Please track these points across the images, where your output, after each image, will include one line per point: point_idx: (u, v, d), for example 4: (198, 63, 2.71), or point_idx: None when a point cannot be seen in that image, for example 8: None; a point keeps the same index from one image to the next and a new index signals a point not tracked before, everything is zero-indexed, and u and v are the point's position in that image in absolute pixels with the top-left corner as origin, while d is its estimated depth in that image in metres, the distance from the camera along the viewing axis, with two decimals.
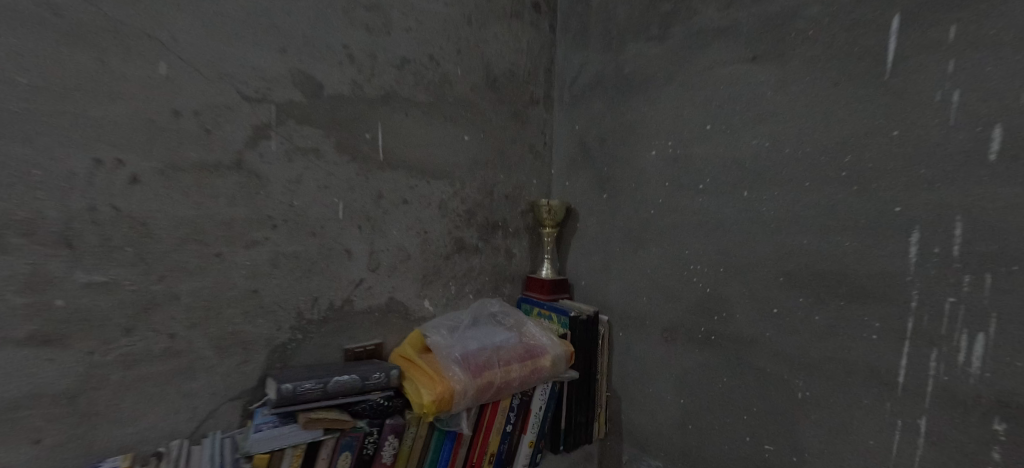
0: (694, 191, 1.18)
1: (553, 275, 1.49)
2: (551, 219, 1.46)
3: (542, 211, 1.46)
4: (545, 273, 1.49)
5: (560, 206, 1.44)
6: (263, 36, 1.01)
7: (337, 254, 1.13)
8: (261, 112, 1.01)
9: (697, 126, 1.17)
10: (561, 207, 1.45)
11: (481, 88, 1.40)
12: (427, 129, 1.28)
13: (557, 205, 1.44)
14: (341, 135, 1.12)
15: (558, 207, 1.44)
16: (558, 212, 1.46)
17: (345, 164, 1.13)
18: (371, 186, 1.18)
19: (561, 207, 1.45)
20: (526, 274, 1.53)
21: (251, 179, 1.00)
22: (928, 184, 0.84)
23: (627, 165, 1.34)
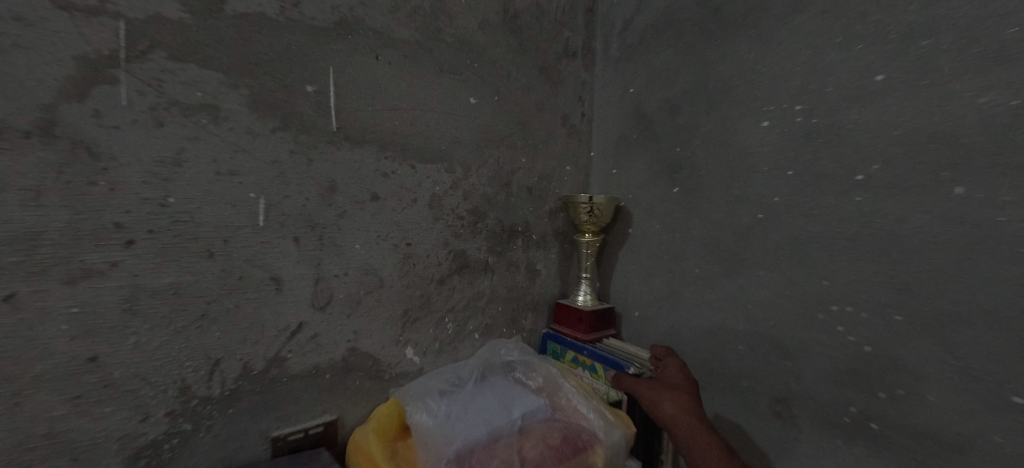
0: (846, 185, 0.70)
1: (594, 304, 1.03)
2: (593, 222, 1.00)
3: (580, 211, 0.99)
4: (582, 301, 1.03)
5: (607, 204, 0.97)
6: None
7: (254, 286, 0.68)
8: (97, 34, 0.56)
9: (857, 76, 0.70)
10: (608, 205, 0.98)
11: (496, 26, 0.93)
12: (411, 84, 0.81)
13: (604, 202, 0.97)
14: (260, 85, 0.67)
15: (605, 205, 0.98)
16: (603, 213, 0.99)
17: (267, 135, 0.67)
18: (316, 172, 0.72)
19: (609, 205, 0.98)
20: (553, 300, 1.07)
21: (78, 158, 0.56)
22: None
23: (716, 143, 0.86)
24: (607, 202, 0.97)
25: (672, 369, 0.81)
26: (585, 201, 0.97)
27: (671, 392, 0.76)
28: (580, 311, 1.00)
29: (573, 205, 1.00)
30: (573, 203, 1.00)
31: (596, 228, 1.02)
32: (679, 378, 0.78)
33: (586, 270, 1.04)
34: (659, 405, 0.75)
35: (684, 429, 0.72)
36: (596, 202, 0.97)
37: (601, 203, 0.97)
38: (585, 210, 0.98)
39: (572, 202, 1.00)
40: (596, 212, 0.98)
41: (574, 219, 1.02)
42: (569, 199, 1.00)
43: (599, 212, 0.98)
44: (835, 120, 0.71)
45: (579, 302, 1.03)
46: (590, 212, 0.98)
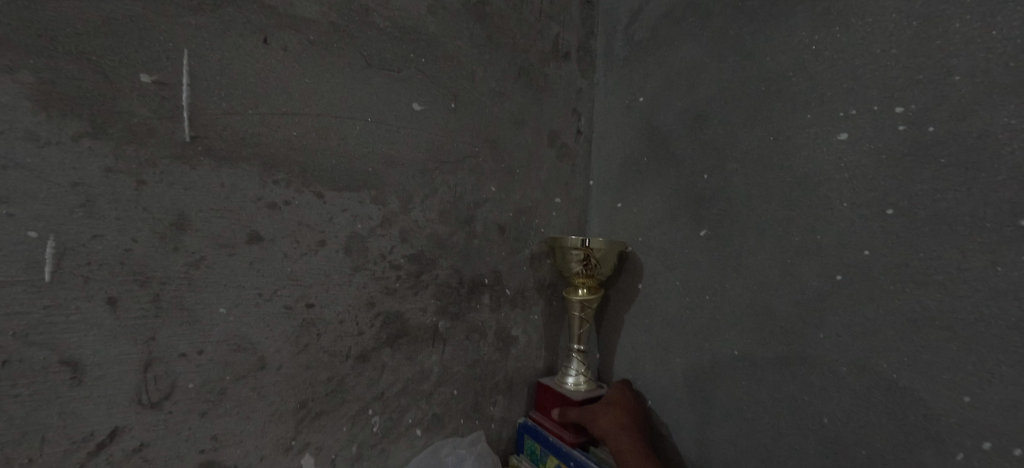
0: (1004, 234, 0.41)
1: (589, 389, 0.73)
2: (589, 274, 0.72)
3: (570, 258, 0.71)
4: (571, 384, 0.73)
5: (608, 248, 0.70)
6: None
7: (30, 374, 0.44)
8: None
9: (1012, 55, 0.41)
10: (610, 249, 0.70)
11: (455, 12, 0.69)
12: (320, 81, 0.57)
13: (604, 246, 0.70)
14: (54, 69, 0.44)
15: (606, 249, 0.70)
16: (603, 261, 0.71)
17: (63, 145, 0.45)
18: (151, 200, 0.48)
19: (611, 250, 0.70)
20: (536, 378, 0.78)
21: None
22: None
23: (763, 167, 0.58)
24: (608, 245, 0.70)
25: (615, 386, 0.70)
26: (577, 244, 0.70)
27: (610, 407, 0.64)
28: (568, 400, 0.70)
29: (561, 249, 0.72)
30: (561, 247, 0.72)
31: (593, 281, 0.73)
32: (622, 394, 0.68)
33: (578, 340, 0.74)
34: (594, 420, 0.63)
35: (618, 446, 0.59)
36: (594, 245, 0.69)
37: (600, 247, 0.70)
38: (578, 256, 0.70)
39: (559, 246, 0.72)
40: (593, 260, 0.70)
41: (562, 269, 0.74)
42: (556, 242, 0.73)
43: (597, 260, 0.70)
44: (971, 127, 0.43)
45: (568, 386, 0.73)
46: (585, 259, 0.70)
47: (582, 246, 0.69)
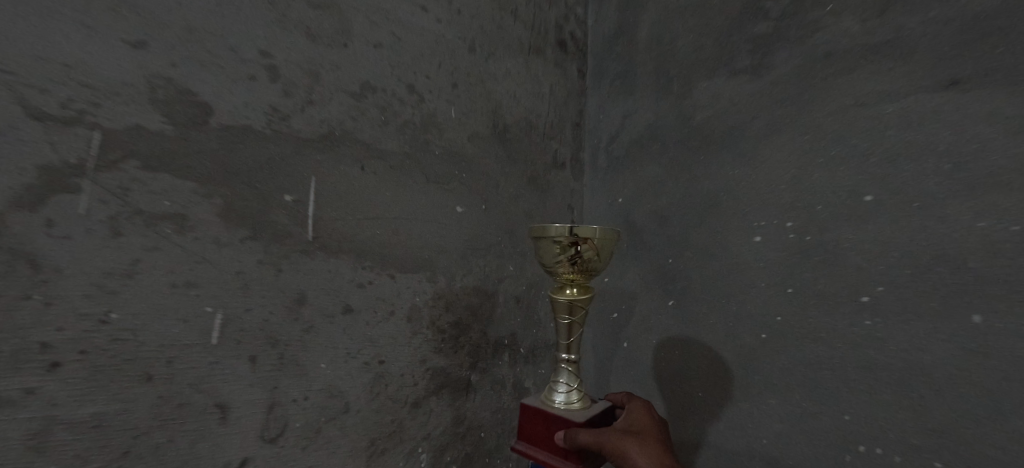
0: (853, 306, 0.67)
1: (584, 403, 0.72)
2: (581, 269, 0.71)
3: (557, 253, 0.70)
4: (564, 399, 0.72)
5: (601, 246, 0.69)
6: (100, 15, 0.55)
7: (194, 414, 0.60)
8: (65, 145, 0.52)
9: (845, 197, 0.70)
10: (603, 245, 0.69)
11: (486, 139, 0.93)
12: (397, 194, 0.79)
13: (597, 242, 0.68)
14: (235, 194, 0.63)
15: (599, 247, 0.69)
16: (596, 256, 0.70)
17: (235, 245, 0.63)
18: (284, 283, 0.67)
19: (604, 248, 0.69)
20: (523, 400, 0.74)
21: (15, 271, 0.50)
22: None
23: (710, 257, 0.84)
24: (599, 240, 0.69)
25: (633, 412, 0.69)
26: (567, 241, 0.68)
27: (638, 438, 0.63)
28: (571, 422, 0.67)
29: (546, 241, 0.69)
30: (546, 240, 0.70)
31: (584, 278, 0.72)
32: (644, 420, 0.68)
33: (567, 350, 0.75)
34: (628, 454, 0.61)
35: None
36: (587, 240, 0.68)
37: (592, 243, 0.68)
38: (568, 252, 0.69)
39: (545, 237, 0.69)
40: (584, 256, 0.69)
41: (548, 262, 0.72)
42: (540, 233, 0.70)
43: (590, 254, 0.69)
44: (828, 238, 0.71)
45: (559, 406, 0.72)
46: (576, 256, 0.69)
47: (571, 244, 0.68)
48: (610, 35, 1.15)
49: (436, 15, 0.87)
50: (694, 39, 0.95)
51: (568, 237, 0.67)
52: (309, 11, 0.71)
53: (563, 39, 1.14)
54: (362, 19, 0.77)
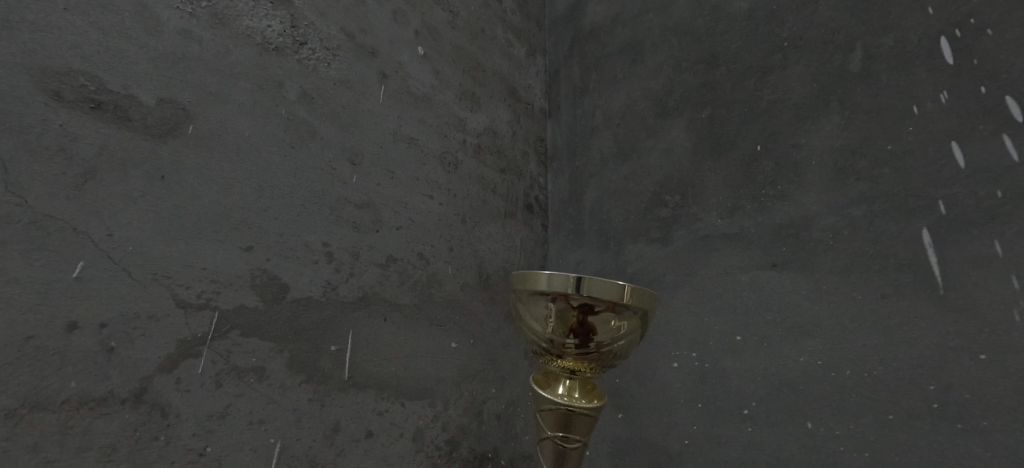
0: (738, 417, 1.00)
1: None
2: (588, 326, 0.69)
3: (558, 302, 0.69)
4: None
5: (612, 299, 0.66)
6: (229, 230, 0.81)
7: None
8: (197, 322, 0.75)
9: (725, 336, 1.06)
10: (620, 302, 0.67)
11: (473, 287, 1.21)
12: (410, 337, 1.02)
13: (607, 293, 0.66)
14: (300, 348, 0.85)
15: (610, 299, 0.66)
16: (610, 312, 0.68)
17: (295, 386, 0.84)
18: (326, 416, 0.86)
19: (618, 302, 0.67)
20: None
21: (151, 418, 0.69)
22: (1008, 417, 0.76)
23: (645, 377, 1.16)
24: (610, 292, 0.66)
25: None
26: (567, 284, 0.66)
27: None
28: None
29: (541, 292, 0.69)
30: (540, 290, 0.69)
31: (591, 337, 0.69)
32: None
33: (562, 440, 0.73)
34: None
35: None
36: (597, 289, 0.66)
37: (601, 294, 0.66)
38: (571, 298, 0.67)
39: (539, 289, 0.69)
40: (593, 307, 0.67)
41: (553, 322, 0.70)
42: (533, 285, 0.69)
43: (601, 309, 0.67)
44: (716, 363, 1.06)
45: None
46: (580, 305, 0.68)
47: (574, 290, 0.66)
48: (564, 200, 1.52)
49: (439, 200, 1.19)
50: (622, 213, 1.34)
51: (569, 281, 0.66)
52: (356, 210, 1.00)
53: (529, 204, 1.49)
54: (390, 211, 1.07)
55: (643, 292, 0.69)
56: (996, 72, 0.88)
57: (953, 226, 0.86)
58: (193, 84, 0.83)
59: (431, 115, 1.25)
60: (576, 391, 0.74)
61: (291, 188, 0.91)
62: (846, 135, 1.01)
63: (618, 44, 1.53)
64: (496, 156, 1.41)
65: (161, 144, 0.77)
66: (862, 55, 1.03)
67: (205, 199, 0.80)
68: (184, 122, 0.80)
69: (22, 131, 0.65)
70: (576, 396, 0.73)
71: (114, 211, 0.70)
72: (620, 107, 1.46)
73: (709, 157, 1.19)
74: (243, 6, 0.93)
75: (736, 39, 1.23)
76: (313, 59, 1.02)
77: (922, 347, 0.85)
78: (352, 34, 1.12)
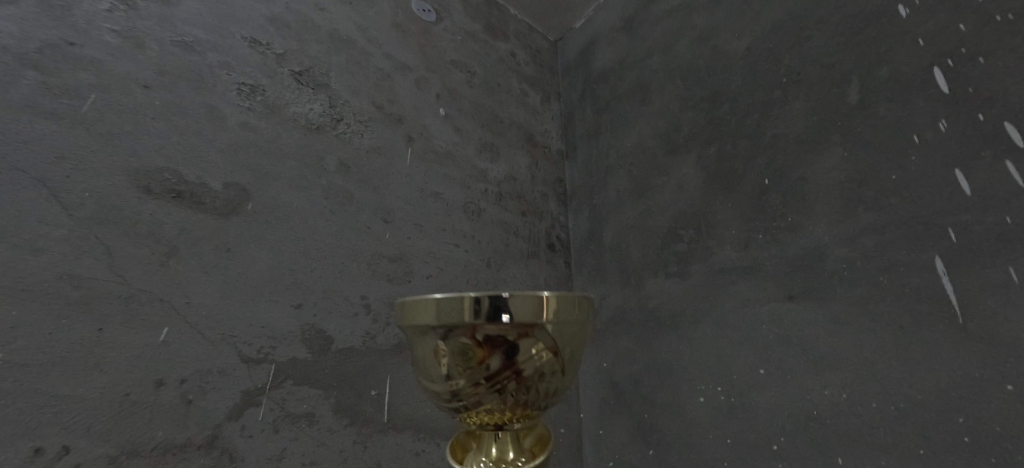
0: (768, 452, 1.01)
1: None
2: (504, 357, 0.47)
3: (455, 335, 0.47)
4: None
5: (529, 319, 0.46)
6: (281, 291, 0.93)
7: None
8: (257, 374, 0.86)
9: (748, 368, 1.08)
10: (540, 324, 0.47)
11: None
12: None
13: (521, 313, 0.46)
14: (345, 393, 0.95)
15: (527, 320, 0.46)
16: (531, 339, 0.47)
17: (341, 430, 0.92)
18: (369, 456, 0.95)
19: (539, 321, 0.47)
20: None
21: (221, 462, 0.79)
22: None
23: (672, 411, 1.19)
24: (526, 310, 0.47)
25: None
26: (463, 309, 0.46)
27: None
28: None
29: (427, 324, 0.47)
30: (428, 323, 0.47)
31: (509, 372, 0.48)
32: None
33: None
34: None
35: None
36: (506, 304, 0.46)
37: (517, 317, 0.46)
38: (473, 326, 0.46)
39: (423, 320, 0.48)
40: (506, 331, 0.47)
41: (452, 364, 0.48)
42: (416, 314, 0.48)
43: (516, 337, 0.47)
44: (741, 397, 1.08)
45: None
46: (487, 332, 0.47)
47: (474, 319, 0.45)
48: (586, 238, 1.59)
49: (465, 248, 1.28)
50: (641, 250, 1.39)
51: (465, 307, 0.46)
52: (389, 263, 1.11)
53: (552, 243, 1.57)
54: (419, 262, 1.17)
55: (569, 298, 0.50)
56: (992, 99, 0.88)
57: (967, 254, 0.85)
58: (250, 167, 0.97)
59: (454, 169, 1.36)
60: (510, 446, 0.54)
61: (332, 248, 1.03)
62: (848, 165, 1.03)
63: (627, 86, 1.61)
64: (517, 201, 1.51)
65: (225, 221, 0.91)
66: (859, 86, 1.05)
67: (260, 264, 0.92)
68: (244, 201, 0.94)
69: (122, 221, 0.81)
70: (510, 456, 0.53)
71: (189, 282, 0.84)
72: (632, 146, 1.52)
73: (720, 192, 1.24)
74: (289, 94, 1.09)
75: (736, 77, 1.29)
76: (348, 132, 1.16)
77: (947, 380, 0.84)
78: (381, 105, 1.26)
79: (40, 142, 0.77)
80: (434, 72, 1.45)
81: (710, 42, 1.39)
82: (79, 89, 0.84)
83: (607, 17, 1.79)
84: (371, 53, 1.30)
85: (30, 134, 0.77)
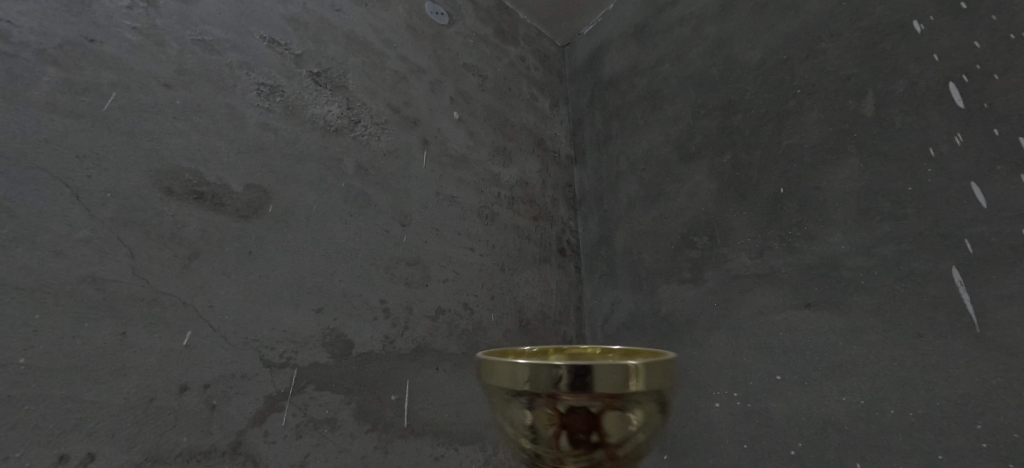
0: (785, 457, 1.02)
1: None
2: (588, 425, 0.45)
3: (537, 403, 0.46)
4: None
5: (613, 389, 0.44)
6: (302, 295, 0.92)
7: None
8: (280, 379, 0.84)
9: (764, 374, 1.09)
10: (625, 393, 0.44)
11: (514, 333, 1.28)
12: (459, 385, 1.10)
13: (605, 383, 0.44)
14: (365, 398, 0.94)
15: (613, 390, 0.44)
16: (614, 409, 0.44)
17: (363, 435, 0.91)
18: (390, 462, 0.94)
19: (624, 391, 0.44)
20: None
21: None
22: None
23: (686, 416, 1.19)
24: (611, 380, 0.44)
25: None
26: (547, 378, 0.44)
27: None
28: None
29: (510, 390, 0.47)
30: (512, 389, 0.46)
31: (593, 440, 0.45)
32: None
33: None
34: None
35: None
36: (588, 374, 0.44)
37: (599, 387, 0.43)
38: (554, 395, 0.45)
39: (507, 386, 0.47)
40: (589, 400, 0.44)
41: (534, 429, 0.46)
42: (502, 379, 0.47)
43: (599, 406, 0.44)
44: (757, 402, 1.09)
45: None
46: (570, 401, 0.45)
47: (559, 387, 0.44)
48: (596, 243, 1.59)
49: (480, 252, 1.28)
50: (653, 256, 1.40)
51: (546, 378, 0.44)
52: (407, 267, 1.10)
53: (562, 248, 1.57)
54: (437, 266, 1.16)
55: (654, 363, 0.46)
56: (1007, 115, 0.90)
57: (983, 265, 0.87)
58: (270, 169, 0.96)
59: (469, 173, 1.36)
60: None
61: (352, 252, 1.02)
62: (864, 176, 1.05)
63: (637, 93, 1.62)
64: (529, 205, 1.51)
65: (247, 223, 0.90)
66: (874, 99, 1.07)
67: (282, 268, 0.91)
68: (265, 203, 0.93)
69: (145, 223, 0.79)
70: None
71: (211, 285, 0.82)
72: (642, 153, 1.53)
73: (734, 200, 1.25)
74: (308, 96, 1.08)
75: (750, 86, 1.30)
76: (366, 134, 1.15)
77: (964, 387, 0.85)
78: (397, 108, 1.25)
79: (62, 141, 0.76)
80: (448, 75, 1.45)
81: (723, 51, 1.40)
82: (101, 87, 0.82)
83: (617, 24, 1.81)
84: (387, 55, 1.30)
85: (53, 133, 0.75)
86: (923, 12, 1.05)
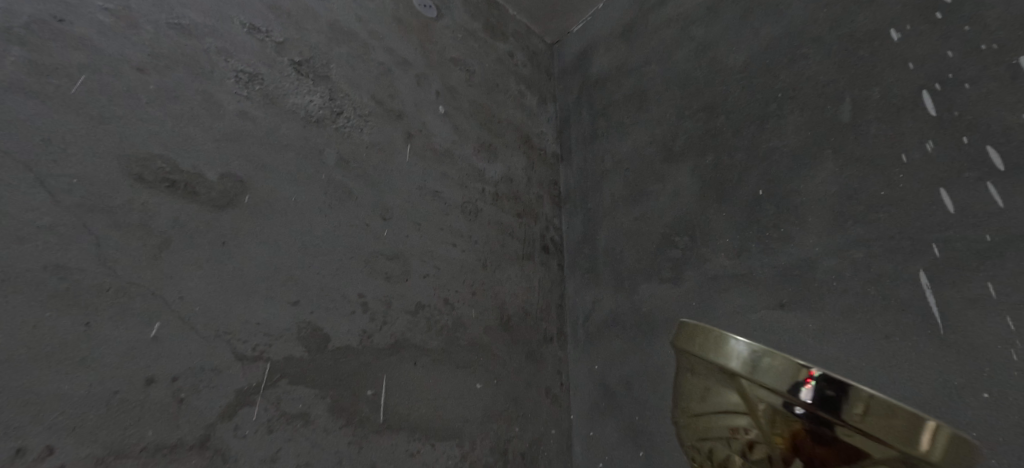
0: None
1: None
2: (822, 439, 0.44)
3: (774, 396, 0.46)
4: None
5: (877, 427, 0.41)
6: (278, 287, 0.90)
7: None
8: (251, 373, 0.83)
9: None
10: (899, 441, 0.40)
11: (495, 329, 1.28)
12: (436, 380, 1.09)
13: (872, 417, 0.41)
14: (339, 393, 0.93)
15: (877, 427, 0.41)
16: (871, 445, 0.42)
17: (336, 429, 0.90)
18: (364, 457, 0.92)
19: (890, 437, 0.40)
20: None
21: (213, 463, 0.76)
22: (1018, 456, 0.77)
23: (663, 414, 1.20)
24: (878, 416, 0.41)
25: None
26: (794, 380, 0.44)
27: None
28: None
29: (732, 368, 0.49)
30: (735, 371, 0.49)
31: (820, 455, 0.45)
32: None
33: None
34: None
35: None
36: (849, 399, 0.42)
37: (860, 416, 0.41)
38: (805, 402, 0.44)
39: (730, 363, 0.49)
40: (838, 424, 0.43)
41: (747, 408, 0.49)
42: (720, 353, 0.50)
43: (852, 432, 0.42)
44: None
45: None
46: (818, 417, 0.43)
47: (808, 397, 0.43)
48: (579, 241, 1.60)
49: (463, 247, 1.27)
50: (634, 254, 1.41)
51: (797, 379, 0.44)
52: (387, 262, 1.09)
53: (545, 245, 1.57)
54: (417, 260, 1.15)
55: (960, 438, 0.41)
56: (976, 124, 0.92)
57: (948, 269, 0.89)
58: (247, 158, 0.94)
59: (453, 168, 1.35)
60: None
61: (331, 245, 1.00)
62: (840, 180, 1.06)
63: (623, 92, 1.63)
64: (513, 201, 1.50)
65: (221, 213, 0.88)
66: (851, 105, 1.09)
67: (257, 260, 0.89)
68: (241, 193, 0.91)
69: (112, 210, 0.77)
70: None
71: (183, 276, 0.80)
72: (627, 152, 1.54)
73: (715, 200, 1.26)
74: (288, 85, 1.06)
75: (733, 89, 1.32)
76: (348, 126, 1.13)
77: (928, 387, 0.87)
78: (381, 100, 1.24)
79: (25, 123, 0.73)
80: (435, 68, 1.44)
81: (708, 54, 1.42)
82: (69, 68, 0.79)
83: (605, 24, 1.81)
84: (373, 46, 1.28)
85: (16, 113, 0.73)
86: (900, 22, 1.07)
